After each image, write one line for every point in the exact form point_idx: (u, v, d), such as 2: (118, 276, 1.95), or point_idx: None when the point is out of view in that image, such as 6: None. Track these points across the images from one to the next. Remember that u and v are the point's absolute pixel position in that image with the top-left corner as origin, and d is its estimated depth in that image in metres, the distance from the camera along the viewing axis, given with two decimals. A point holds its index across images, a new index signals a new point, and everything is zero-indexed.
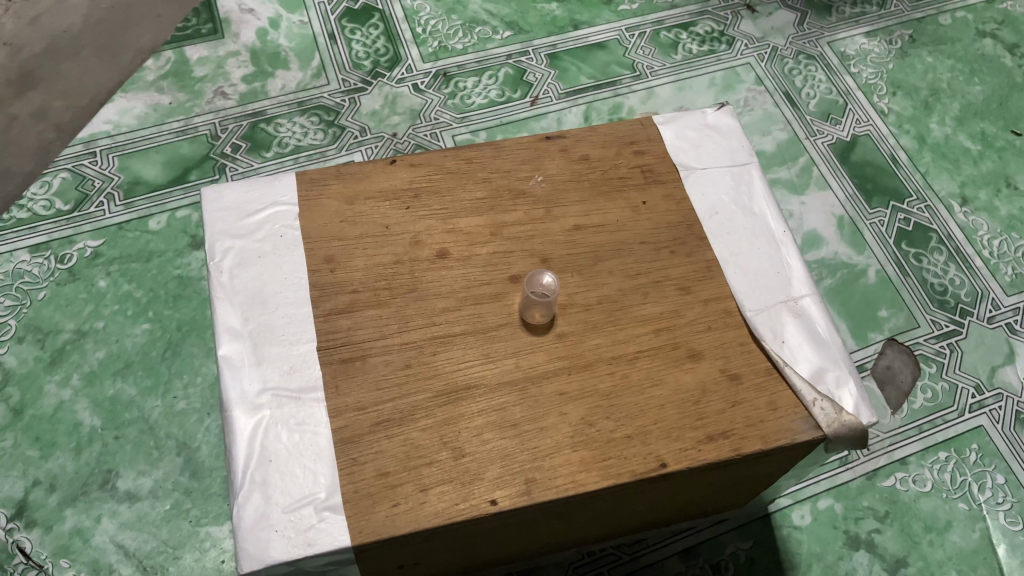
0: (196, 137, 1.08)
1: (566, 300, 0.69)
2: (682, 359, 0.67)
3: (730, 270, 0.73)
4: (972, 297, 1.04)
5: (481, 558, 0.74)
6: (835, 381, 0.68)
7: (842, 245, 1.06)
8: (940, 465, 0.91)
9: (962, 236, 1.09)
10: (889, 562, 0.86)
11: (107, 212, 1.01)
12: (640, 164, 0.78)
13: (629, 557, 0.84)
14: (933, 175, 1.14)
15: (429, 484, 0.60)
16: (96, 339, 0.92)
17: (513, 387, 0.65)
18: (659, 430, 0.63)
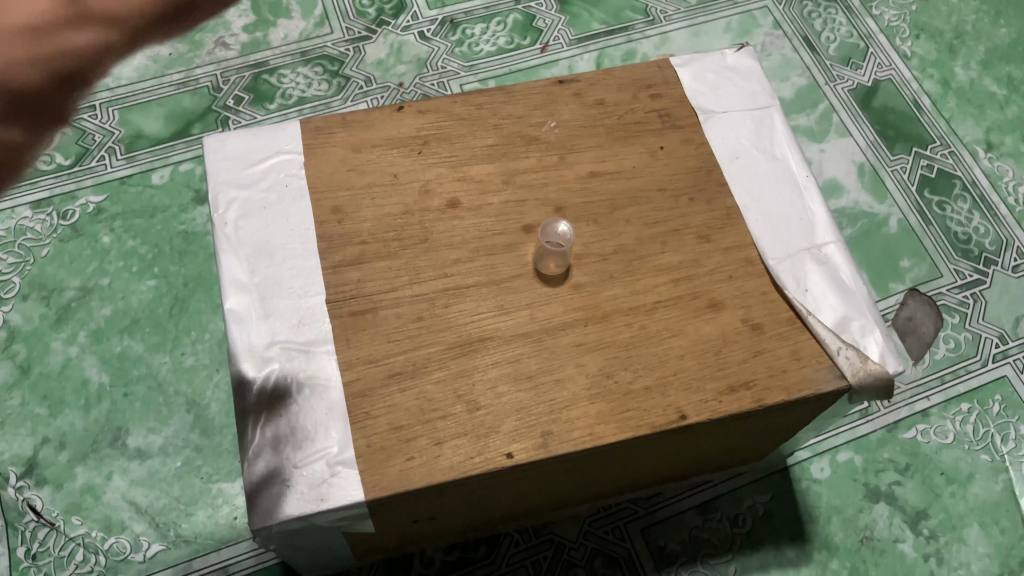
0: (197, 90, 1.05)
1: (581, 250, 0.67)
2: (702, 309, 0.65)
3: (752, 217, 0.70)
4: (997, 245, 1.01)
5: (495, 512, 0.73)
6: (860, 329, 0.66)
7: (863, 194, 1.03)
8: (962, 417, 0.90)
9: (987, 183, 1.06)
10: (909, 514, 0.85)
11: (109, 166, 0.99)
12: (657, 108, 0.75)
13: (645, 511, 0.83)
14: (957, 121, 1.11)
15: (444, 437, 0.59)
16: (102, 296, 0.91)
17: (528, 339, 0.63)
18: (679, 381, 0.62)
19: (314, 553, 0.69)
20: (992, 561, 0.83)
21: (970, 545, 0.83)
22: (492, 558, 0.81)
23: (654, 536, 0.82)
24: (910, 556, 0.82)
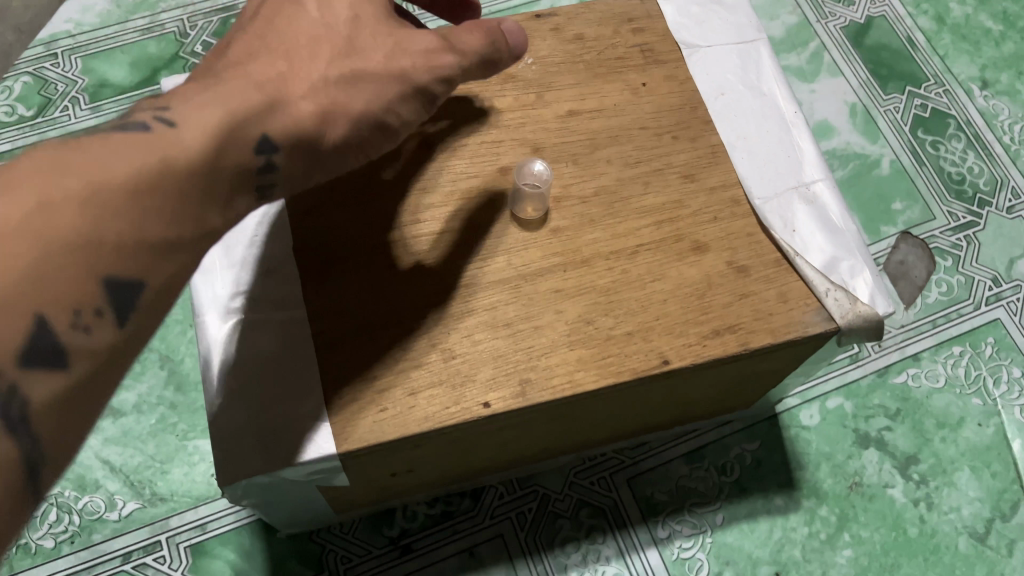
0: (163, 35, 1.00)
1: (560, 193, 0.65)
2: (686, 252, 0.63)
3: (738, 155, 0.68)
4: (992, 186, 0.98)
5: (477, 463, 0.72)
6: (849, 270, 0.64)
7: (855, 135, 1.00)
8: (954, 360, 0.88)
9: (982, 122, 1.03)
10: (899, 460, 0.83)
11: (72, 116, 0.95)
12: (639, 43, 0.72)
13: (631, 461, 0.82)
14: (952, 58, 1.07)
15: (418, 388, 0.56)
16: None
17: (506, 285, 0.61)
18: (661, 326, 0.59)
19: (290, 509, 0.68)
20: (983, 505, 0.82)
21: (960, 489, 0.82)
22: (476, 511, 0.79)
23: (641, 486, 0.81)
24: (899, 501, 0.81)
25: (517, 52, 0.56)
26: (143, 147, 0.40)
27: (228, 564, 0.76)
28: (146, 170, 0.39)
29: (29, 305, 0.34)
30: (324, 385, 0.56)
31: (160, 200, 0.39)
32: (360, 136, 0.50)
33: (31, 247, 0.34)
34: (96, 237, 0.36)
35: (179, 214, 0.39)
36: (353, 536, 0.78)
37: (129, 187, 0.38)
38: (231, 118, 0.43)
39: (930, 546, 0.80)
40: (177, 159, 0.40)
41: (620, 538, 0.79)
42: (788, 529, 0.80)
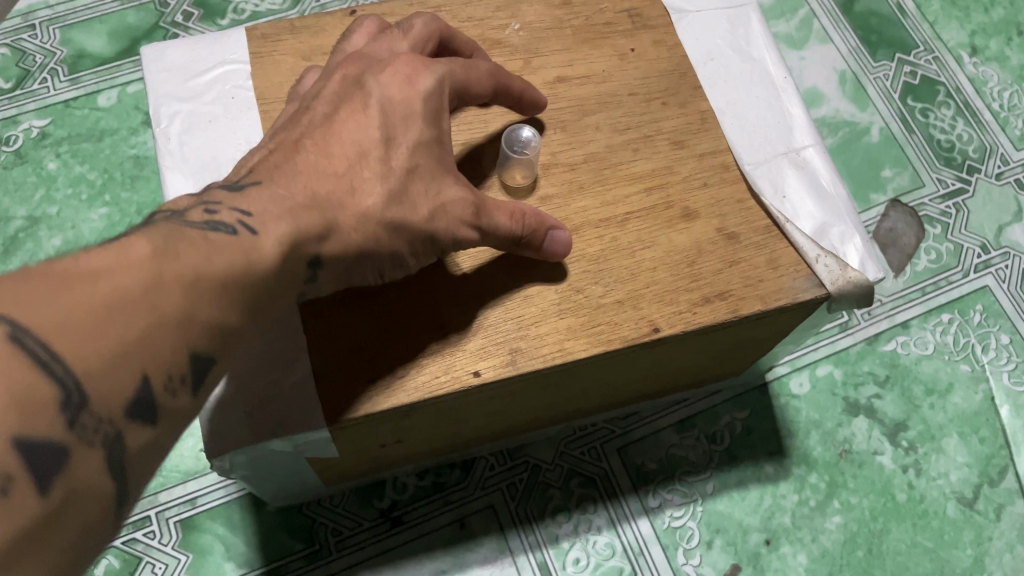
0: (142, 5, 0.98)
1: (549, 160, 0.64)
2: (677, 219, 0.62)
3: (727, 121, 0.67)
4: (981, 152, 0.98)
5: (468, 434, 0.72)
6: (840, 237, 0.64)
7: (844, 102, 1.00)
8: (943, 328, 0.88)
9: (971, 88, 1.02)
10: (888, 427, 0.84)
11: (51, 88, 0.93)
12: (627, 8, 0.71)
13: (621, 431, 0.82)
14: (942, 24, 1.06)
15: (407, 357, 0.56)
16: (50, 225, 0.86)
17: (494, 254, 0.60)
18: (651, 294, 0.59)
19: (279, 481, 0.67)
20: (971, 471, 0.82)
21: (949, 455, 0.83)
22: (467, 482, 0.79)
23: (631, 456, 0.81)
24: (889, 468, 0.82)
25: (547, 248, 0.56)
26: (231, 238, 0.41)
27: (218, 538, 0.76)
28: (238, 261, 0.40)
29: (139, 368, 0.35)
30: (311, 354, 0.55)
31: (244, 291, 0.40)
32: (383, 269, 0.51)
33: (145, 318, 0.35)
34: (194, 317, 0.37)
35: (252, 305, 0.41)
36: (343, 508, 0.78)
37: (227, 276, 0.39)
38: (303, 221, 0.44)
39: (919, 512, 0.80)
40: (259, 253, 0.41)
41: (611, 507, 0.79)
42: (778, 497, 0.80)
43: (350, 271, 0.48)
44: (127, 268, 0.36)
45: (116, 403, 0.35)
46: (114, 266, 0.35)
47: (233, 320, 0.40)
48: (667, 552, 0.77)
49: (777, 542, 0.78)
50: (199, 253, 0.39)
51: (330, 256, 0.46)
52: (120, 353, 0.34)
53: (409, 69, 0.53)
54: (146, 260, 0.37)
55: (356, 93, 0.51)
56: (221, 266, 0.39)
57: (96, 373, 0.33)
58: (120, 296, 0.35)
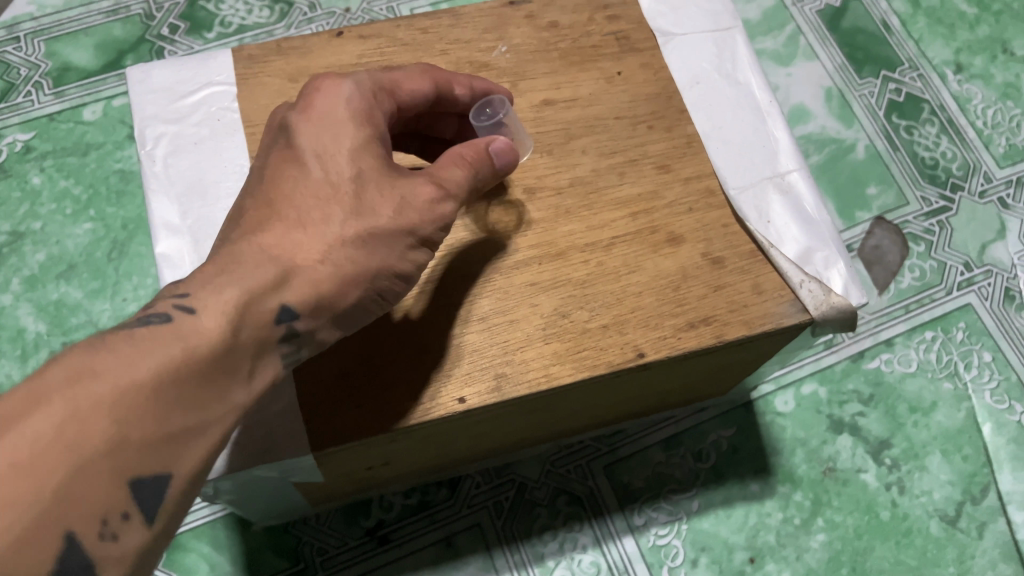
0: (128, 18, 0.97)
1: (535, 184, 0.64)
2: (662, 243, 0.62)
3: (713, 146, 0.67)
4: (964, 170, 0.99)
5: (455, 454, 0.72)
6: (824, 261, 0.64)
7: (830, 119, 1.00)
8: (926, 345, 0.89)
9: (955, 106, 1.03)
10: (872, 445, 0.84)
11: (36, 102, 0.92)
12: (614, 30, 0.71)
13: (608, 449, 0.82)
14: (927, 42, 1.07)
15: (393, 381, 0.56)
16: (35, 241, 0.86)
17: (480, 278, 0.60)
18: (636, 319, 0.59)
19: (265, 502, 0.67)
20: (954, 489, 0.83)
21: (932, 473, 0.83)
22: (453, 500, 0.79)
23: (617, 474, 0.81)
24: (872, 486, 0.82)
25: (494, 168, 0.55)
26: (170, 336, 0.42)
27: (203, 557, 0.75)
28: (173, 364, 0.41)
29: (69, 511, 0.36)
30: (298, 385, 0.55)
31: (184, 392, 0.41)
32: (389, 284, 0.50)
33: (62, 462, 0.36)
34: (120, 444, 0.38)
35: (202, 401, 0.42)
36: (328, 527, 0.77)
37: (165, 384, 0.40)
38: (251, 297, 0.45)
39: (903, 529, 0.81)
40: (197, 346, 0.42)
41: (597, 526, 0.79)
42: (763, 515, 0.80)
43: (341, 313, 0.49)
44: (36, 414, 0.36)
45: (50, 555, 0.36)
46: (25, 415, 0.36)
47: (184, 422, 0.41)
48: (652, 571, 0.78)
49: (761, 560, 0.79)
50: (133, 361, 0.40)
51: (298, 306, 0.46)
52: (42, 506, 0.35)
53: (333, 80, 0.53)
54: (59, 398, 0.37)
55: (338, 127, 0.51)
56: (157, 374, 0.40)
57: (21, 536, 0.35)
58: (32, 450, 0.35)
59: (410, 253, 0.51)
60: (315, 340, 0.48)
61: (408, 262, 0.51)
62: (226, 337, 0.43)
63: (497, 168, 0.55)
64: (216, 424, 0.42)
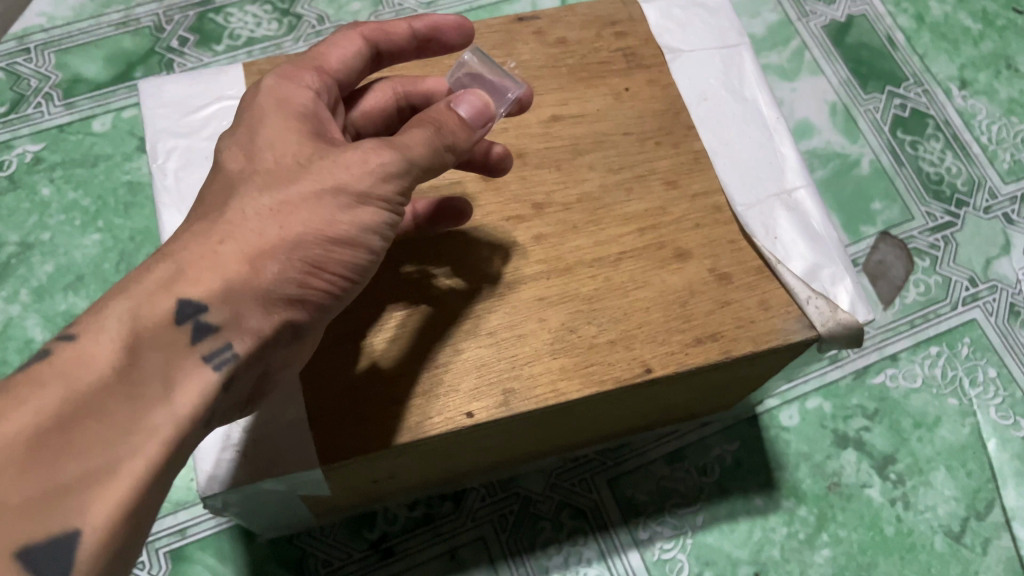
0: (138, 30, 0.98)
1: (543, 200, 0.65)
2: (669, 259, 0.63)
3: (720, 162, 0.68)
4: (969, 186, 0.99)
5: (460, 468, 0.72)
6: (831, 278, 0.64)
7: (836, 134, 1.01)
8: (931, 361, 0.89)
9: (960, 122, 1.03)
10: (877, 460, 0.84)
11: (46, 113, 0.93)
12: (622, 46, 0.72)
13: (613, 463, 0.83)
14: (932, 57, 1.07)
15: (400, 396, 0.56)
16: (43, 252, 0.86)
17: (487, 293, 0.61)
18: (644, 334, 0.59)
19: (271, 515, 0.67)
20: (958, 504, 0.83)
21: (936, 488, 0.83)
22: (457, 513, 0.79)
23: (621, 488, 0.81)
24: (877, 501, 0.82)
25: (456, 117, 0.52)
26: (53, 377, 0.42)
27: (208, 569, 0.75)
28: (57, 409, 0.41)
29: None
30: (306, 397, 0.56)
31: (76, 433, 0.41)
32: (326, 250, 0.49)
33: None
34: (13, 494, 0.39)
35: (106, 435, 0.42)
36: (333, 539, 0.77)
37: (48, 433, 0.40)
38: (142, 313, 0.45)
39: (907, 545, 0.81)
40: (82, 382, 0.42)
41: (601, 540, 0.79)
42: (767, 530, 0.80)
43: (274, 295, 0.47)
44: None
45: None
46: None
47: (86, 462, 0.41)
48: None
49: None
50: (11, 415, 0.40)
51: (208, 297, 0.46)
52: None
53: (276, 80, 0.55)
54: None
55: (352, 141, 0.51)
56: (37, 426, 0.40)
57: None
58: None
59: (347, 212, 0.49)
60: (246, 329, 0.47)
61: (343, 225, 0.49)
62: (118, 361, 0.43)
63: (459, 117, 0.52)
64: (139, 449, 0.42)
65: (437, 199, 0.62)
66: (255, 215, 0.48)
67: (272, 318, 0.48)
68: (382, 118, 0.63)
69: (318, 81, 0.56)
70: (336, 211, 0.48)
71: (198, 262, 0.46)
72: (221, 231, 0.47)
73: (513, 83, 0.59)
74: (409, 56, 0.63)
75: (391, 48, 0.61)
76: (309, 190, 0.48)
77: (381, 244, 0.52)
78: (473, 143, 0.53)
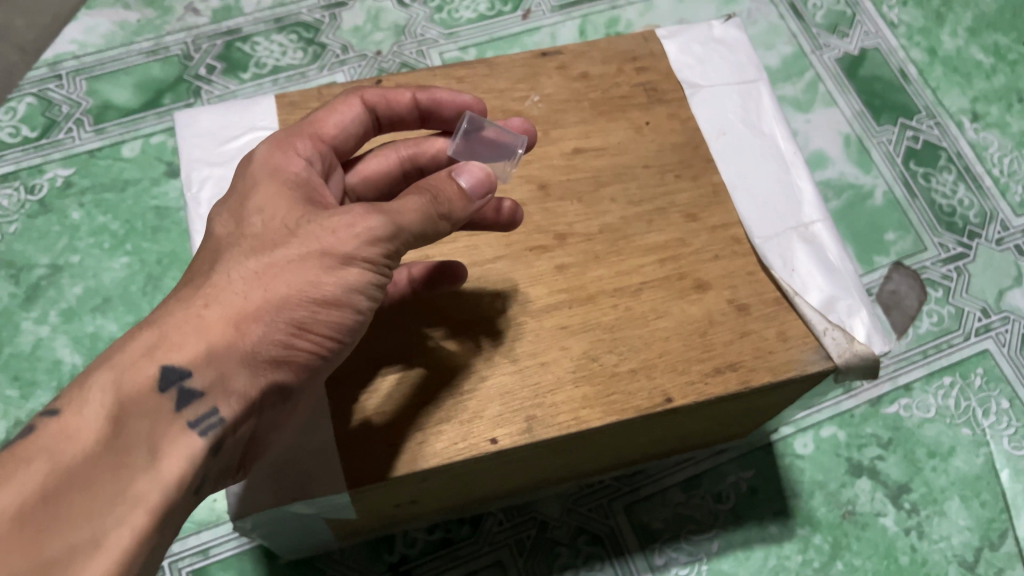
0: (167, 58, 1.01)
1: (566, 230, 0.66)
2: (689, 289, 0.64)
3: (739, 195, 0.69)
4: (981, 218, 1.00)
5: (480, 492, 0.73)
6: (847, 310, 0.66)
7: (849, 165, 1.02)
8: (945, 391, 0.90)
9: (972, 154, 1.05)
10: (891, 489, 0.85)
11: (77, 138, 0.95)
12: (643, 81, 0.74)
13: (630, 488, 0.83)
14: (944, 90, 1.09)
15: (425, 424, 0.57)
16: (73, 274, 0.88)
17: (511, 319, 0.62)
18: (664, 363, 0.61)
19: (293, 537, 0.68)
20: (972, 534, 0.83)
21: (950, 518, 0.84)
22: (475, 538, 0.80)
23: (638, 513, 0.82)
24: (891, 530, 0.83)
25: (456, 187, 0.53)
26: (38, 452, 0.42)
27: None
28: (42, 484, 0.41)
29: None
30: (332, 425, 0.57)
31: (61, 508, 0.41)
32: (311, 311, 0.49)
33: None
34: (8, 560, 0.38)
35: (93, 507, 0.41)
36: (352, 562, 0.78)
37: (34, 508, 0.40)
38: (125, 381, 0.45)
39: None
40: (66, 455, 0.42)
41: (618, 565, 0.80)
42: (782, 557, 0.81)
43: (259, 357, 0.48)
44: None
45: None
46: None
47: (73, 535, 0.41)
48: None
49: None
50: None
51: (192, 361, 0.46)
52: None
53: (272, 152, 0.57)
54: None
55: None
56: (24, 501, 0.40)
57: None
58: None
59: (331, 274, 0.49)
60: (232, 391, 0.48)
61: (327, 285, 0.49)
62: (102, 431, 0.43)
63: (458, 186, 0.53)
64: (127, 519, 0.42)
65: (430, 263, 0.62)
66: (241, 277, 0.49)
67: (258, 380, 0.49)
68: (383, 182, 0.65)
69: (312, 149, 0.58)
70: (320, 272, 0.49)
71: (182, 324, 0.47)
72: (206, 296, 0.48)
73: (515, 137, 0.60)
74: (410, 127, 0.66)
75: (391, 116, 0.64)
76: (295, 253, 0.49)
77: (369, 304, 0.52)
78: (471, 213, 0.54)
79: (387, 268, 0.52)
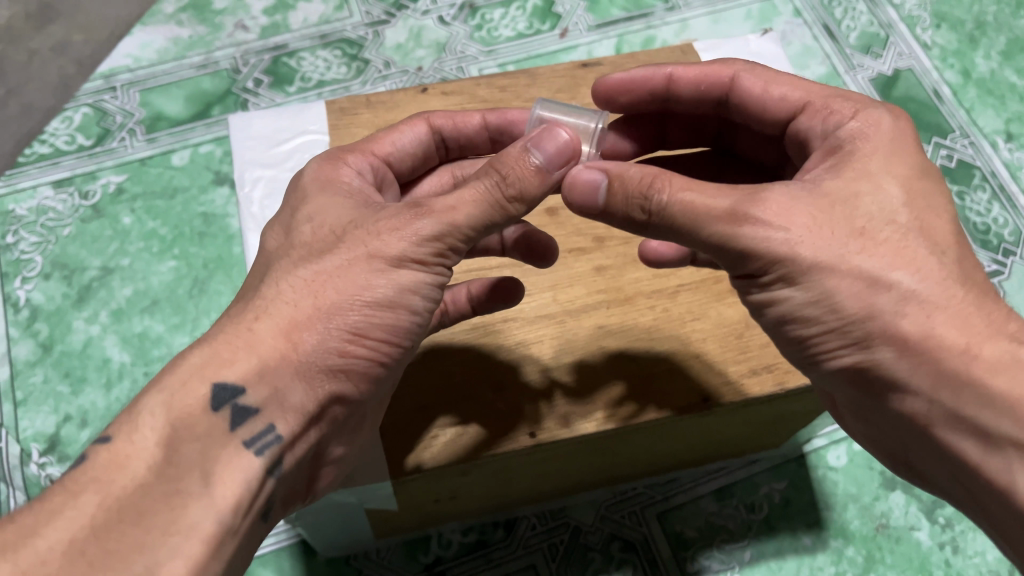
0: (217, 72, 1.04)
1: (606, 234, 0.69)
2: (726, 292, 0.65)
3: None
4: (1017, 236, 1.00)
5: (517, 493, 0.74)
6: None
7: None
8: None
9: (1006, 173, 1.05)
10: (925, 502, 0.84)
11: (130, 147, 0.99)
12: None
13: (662, 496, 0.84)
14: (978, 111, 1.09)
15: (478, 429, 0.58)
16: (123, 275, 0.91)
17: (551, 321, 0.65)
18: (702, 362, 0.62)
19: (333, 531, 0.70)
20: None
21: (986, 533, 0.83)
22: (509, 541, 0.81)
23: (671, 522, 0.83)
24: (925, 544, 0.82)
25: (531, 166, 0.50)
26: (89, 483, 0.42)
27: None
28: (93, 516, 0.41)
29: None
30: (386, 436, 0.58)
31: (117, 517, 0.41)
32: (365, 316, 0.50)
33: None
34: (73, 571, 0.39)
35: (142, 536, 0.41)
36: (388, 562, 0.80)
37: (86, 543, 0.40)
38: (178, 397, 0.46)
39: None
40: (114, 483, 0.42)
41: None
42: (815, 568, 0.81)
43: (313, 367, 0.48)
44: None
45: None
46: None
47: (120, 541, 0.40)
48: None
49: None
50: (45, 531, 0.40)
51: (244, 379, 0.47)
52: None
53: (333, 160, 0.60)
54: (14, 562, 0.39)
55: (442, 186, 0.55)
56: (72, 537, 0.40)
57: None
58: None
59: (382, 276, 0.50)
60: (288, 406, 0.48)
61: (378, 289, 0.50)
62: (150, 432, 0.44)
63: (531, 165, 0.50)
64: (180, 547, 0.41)
65: (489, 281, 0.61)
66: (291, 288, 0.50)
67: (316, 392, 0.49)
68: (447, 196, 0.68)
69: (363, 163, 0.60)
70: (370, 275, 0.49)
71: (234, 342, 0.48)
72: (254, 310, 0.49)
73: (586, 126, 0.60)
74: (481, 150, 0.68)
75: (459, 139, 0.66)
76: (343, 259, 0.50)
77: (423, 306, 0.52)
78: (552, 185, 0.51)
79: (443, 266, 0.52)
